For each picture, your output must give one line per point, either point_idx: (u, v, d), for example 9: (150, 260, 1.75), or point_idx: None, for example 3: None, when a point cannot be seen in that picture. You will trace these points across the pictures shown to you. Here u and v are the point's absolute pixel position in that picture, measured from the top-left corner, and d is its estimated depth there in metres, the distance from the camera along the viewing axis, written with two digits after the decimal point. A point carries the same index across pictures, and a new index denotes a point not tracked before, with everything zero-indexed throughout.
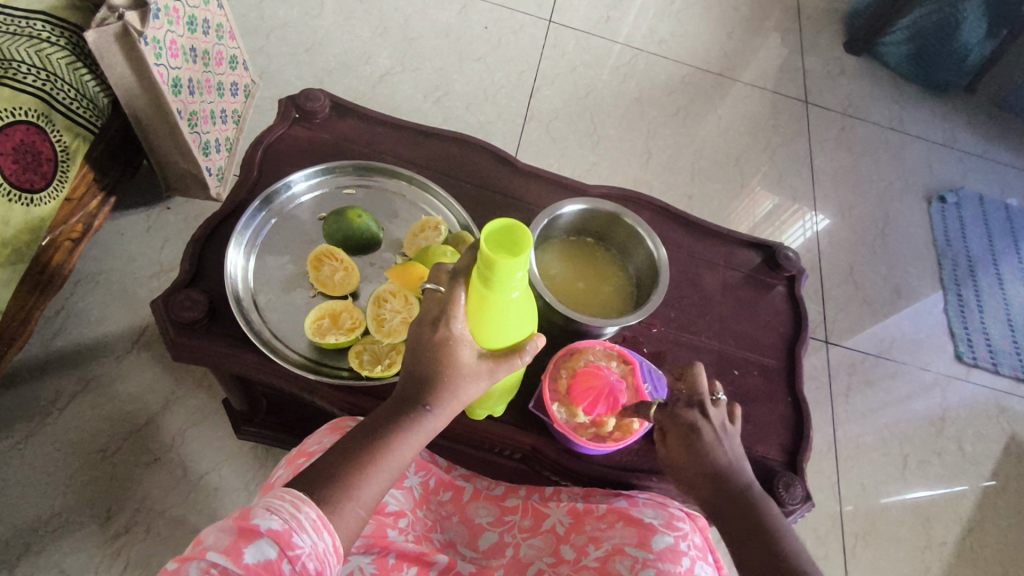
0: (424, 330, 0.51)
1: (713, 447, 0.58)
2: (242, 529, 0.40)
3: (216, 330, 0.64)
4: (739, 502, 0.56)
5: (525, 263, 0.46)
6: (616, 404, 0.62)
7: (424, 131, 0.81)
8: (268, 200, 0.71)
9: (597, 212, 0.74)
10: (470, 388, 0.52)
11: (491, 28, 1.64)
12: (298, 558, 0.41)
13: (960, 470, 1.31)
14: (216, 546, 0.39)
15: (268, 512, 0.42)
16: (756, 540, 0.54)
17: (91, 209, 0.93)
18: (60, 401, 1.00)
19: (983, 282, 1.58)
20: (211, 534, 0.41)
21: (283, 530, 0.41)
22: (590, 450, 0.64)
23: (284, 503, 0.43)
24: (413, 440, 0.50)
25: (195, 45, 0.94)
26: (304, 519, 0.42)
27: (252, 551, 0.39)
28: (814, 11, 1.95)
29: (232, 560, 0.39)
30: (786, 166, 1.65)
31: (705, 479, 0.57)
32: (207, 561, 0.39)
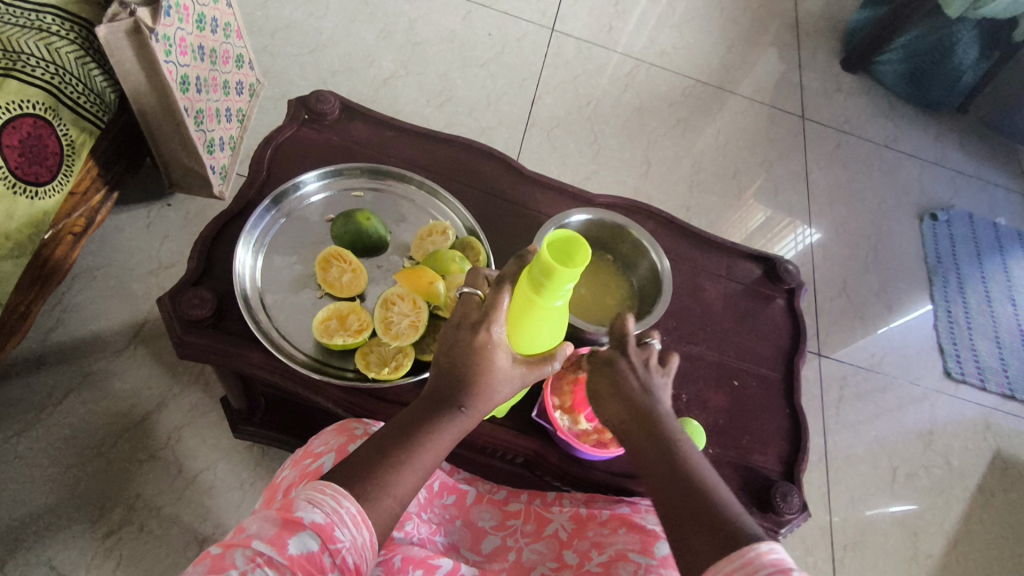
0: (463, 332, 0.51)
1: (631, 380, 0.56)
2: (287, 520, 0.40)
3: (223, 328, 0.64)
4: (650, 431, 0.54)
5: (578, 276, 0.46)
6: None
7: (434, 137, 0.82)
8: (278, 200, 0.71)
9: (604, 222, 0.75)
10: (503, 391, 0.53)
11: (494, 34, 1.65)
12: (338, 551, 0.41)
13: (947, 483, 1.33)
14: (261, 535, 0.39)
15: (310, 504, 0.42)
16: (665, 465, 0.51)
17: (94, 204, 0.93)
18: (55, 396, 0.99)
19: (972, 298, 1.61)
20: (253, 523, 0.41)
21: (325, 524, 0.41)
22: (592, 457, 0.65)
23: (325, 497, 0.43)
24: (446, 436, 0.51)
25: (204, 44, 0.94)
26: (344, 514, 0.43)
27: (296, 542, 0.40)
28: (811, 28, 1.98)
29: (277, 550, 0.39)
30: (781, 179, 1.68)
31: (616, 410, 0.56)
32: (253, 550, 0.39)
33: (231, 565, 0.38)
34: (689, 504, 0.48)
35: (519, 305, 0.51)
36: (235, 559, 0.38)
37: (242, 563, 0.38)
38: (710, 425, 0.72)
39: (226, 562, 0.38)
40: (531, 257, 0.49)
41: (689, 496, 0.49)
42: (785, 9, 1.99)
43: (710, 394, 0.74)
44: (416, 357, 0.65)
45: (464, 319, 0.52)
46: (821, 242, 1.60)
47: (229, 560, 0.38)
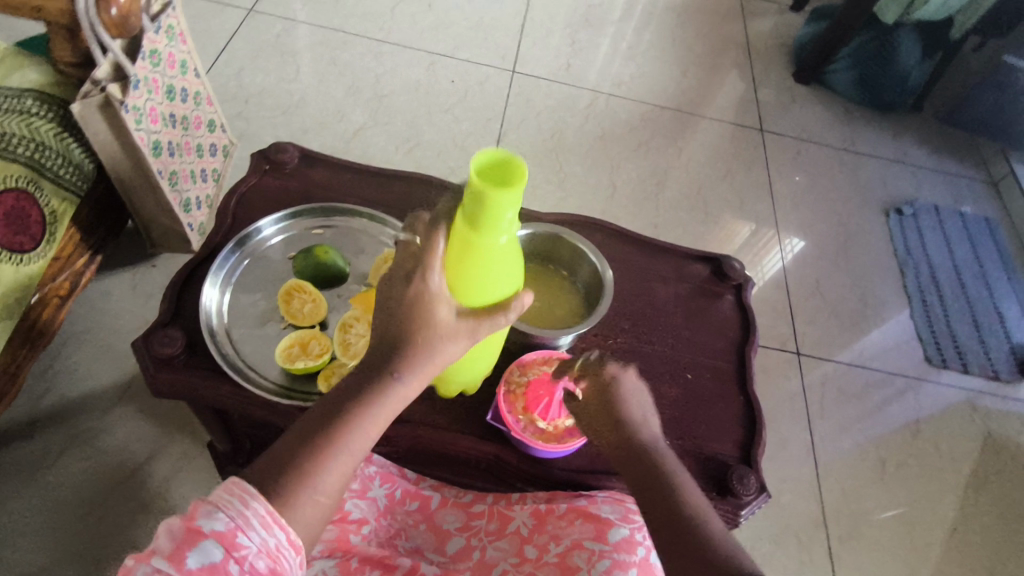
0: (397, 285, 0.54)
1: (625, 399, 0.62)
2: (185, 534, 0.44)
3: (194, 363, 0.68)
4: (636, 453, 0.60)
5: (514, 199, 0.51)
6: (571, 407, 0.68)
7: (387, 175, 0.88)
8: (240, 243, 0.76)
9: (544, 235, 0.80)
10: (446, 348, 0.55)
11: (457, 81, 1.75)
12: (244, 558, 0.45)
13: (939, 469, 1.33)
14: (162, 552, 0.43)
15: (214, 512, 0.45)
16: (653, 494, 0.57)
17: (78, 268, 0.98)
18: (50, 456, 1.03)
19: (945, 286, 1.64)
20: (160, 536, 0.45)
21: (227, 531, 0.45)
22: (549, 455, 0.67)
23: (228, 501, 0.46)
24: (370, 426, 0.54)
25: (174, 112, 1.02)
26: (251, 517, 0.46)
27: (195, 554, 0.43)
28: (762, 47, 2.08)
29: (176, 566, 0.43)
30: (746, 190, 1.73)
31: (608, 427, 0.62)
32: (153, 567, 0.43)
33: None
34: (697, 547, 0.52)
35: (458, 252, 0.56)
36: None
37: None
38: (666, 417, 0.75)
39: None
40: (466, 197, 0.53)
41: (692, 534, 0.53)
42: (735, 33, 2.10)
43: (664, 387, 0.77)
44: None
45: (393, 298, 0.54)
46: (802, 250, 1.64)
47: None
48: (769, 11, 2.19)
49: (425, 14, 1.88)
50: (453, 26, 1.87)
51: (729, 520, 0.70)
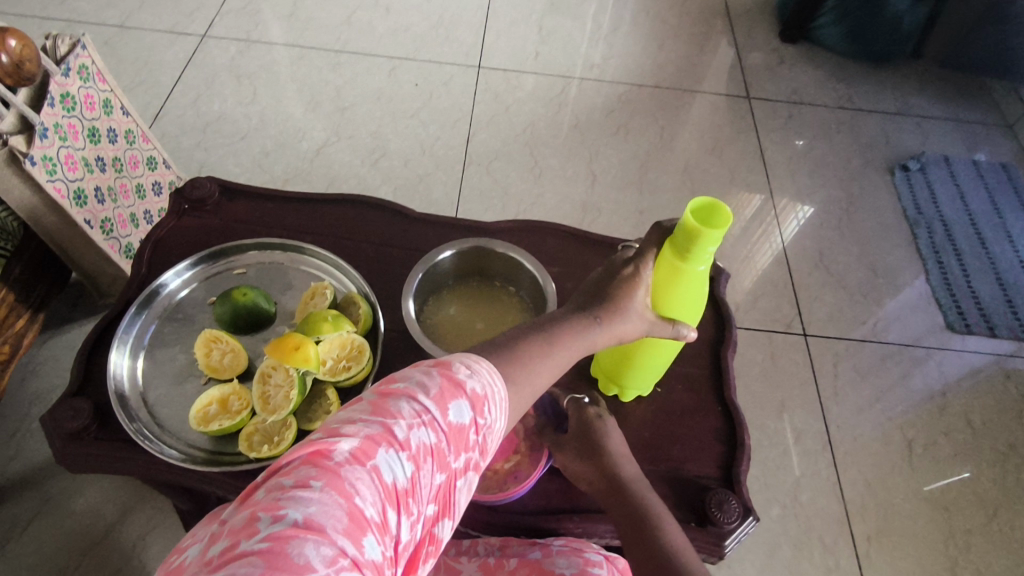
0: (613, 267, 0.55)
1: (607, 433, 0.59)
2: (449, 384, 0.43)
3: (106, 435, 0.62)
4: (620, 488, 0.56)
5: (719, 240, 0.48)
6: (512, 447, 0.64)
7: (313, 201, 0.81)
8: (146, 302, 0.70)
9: (474, 250, 0.72)
10: (629, 326, 0.54)
11: (421, 84, 1.68)
12: (482, 429, 0.44)
13: (971, 446, 1.22)
14: (427, 393, 0.42)
15: (471, 373, 0.45)
16: (640, 533, 0.53)
17: (20, 330, 0.93)
18: (19, 526, 0.99)
19: (963, 244, 1.51)
20: (412, 377, 0.43)
21: (480, 395, 0.45)
22: (500, 501, 0.61)
23: (481, 369, 0.46)
24: (584, 339, 0.53)
25: (102, 155, 0.97)
26: (495, 392, 0.46)
27: (454, 410, 0.43)
28: (742, 9, 1.96)
29: (440, 412, 0.42)
30: (737, 163, 1.63)
31: (587, 462, 0.58)
32: (420, 406, 0.41)
33: (400, 416, 0.41)
34: None
35: (661, 275, 0.54)
36: (403, 410, 0.41)
37: (409, 415, 0.41)
38: (634, 440, 0.67)
39: (392, 410, 0.41)
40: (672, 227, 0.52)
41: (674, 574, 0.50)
42: None
43: (632, 406, 0.69)
44: (300, 428, 0.62)
45: (611, 263, 0.55)
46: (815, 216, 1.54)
47: (394, 408, 0.41)
48: None
49: (383, 18, 1.82)
50: (413, 27, 1.80)
51: (711, 552, 0.62)
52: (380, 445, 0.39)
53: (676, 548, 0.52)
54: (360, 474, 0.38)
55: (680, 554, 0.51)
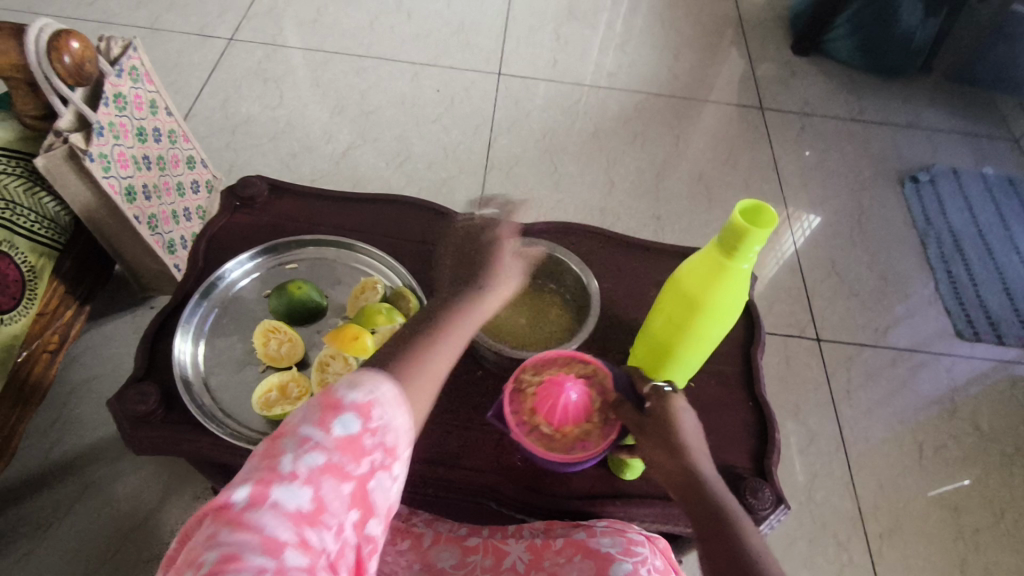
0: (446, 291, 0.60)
1: (686, 428, 0.56)
2: (328, 403, 0.41)
3: (172, 419, 0.66)
4: (699, 486, 0.53)
5: (761, 237, 0.51)
6: (585, 415, 0.61)
7: (358, 199, 0.84)
8: (207, 291, 0.73)
9: (525, 246, 0.76)
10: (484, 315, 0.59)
11: (443, 90, 1.72)
12: (377, 432, 0.42)
13: (980, 450, 1.26)
14: (308, 421, 0.41)
15: (352, 387, 0.43)
16: (719, 535, 0.50)
17: (67, 320, 0.97)
18: (61, 511, 1.03)
19: (971, 254, 1.55)
20: (298, 412, 0.42)
21: (364, 403, 0.42)
22: (560, 466, 0.62)
23: (362, 378, 0.44)
24: (462, 332, 0.56)
25: (148, 153, 1.00)
26: (385, 395, 0.44)
27: (340, 423, 0.41)
28: (756, 22, 2.01)
29: (323, 433, 0.40)
30: (751, 172, 1.67)
31: (666, 454, 0.55)
32: (301, 436, 0.40)
33: (282, 452, 0.39)
34: None
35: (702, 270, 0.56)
36: (287, 446, 0.40)
37: (293, 448, 0.40)
38: None
39: (277, 449, 0.40)
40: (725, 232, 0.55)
41: None
42: (726, 10, 2.03)
43: None
44: None
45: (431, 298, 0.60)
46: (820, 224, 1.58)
47: (280, 447, 0.40)
48: None
49: (405, 24, 1.86)
50: (434, 34, 1.84)
51: None
52: (272, 483, 0.38)
53: (760, 555, 0.48)
54: (259, 522, 0.37)
55: (767, 567, 0.47)
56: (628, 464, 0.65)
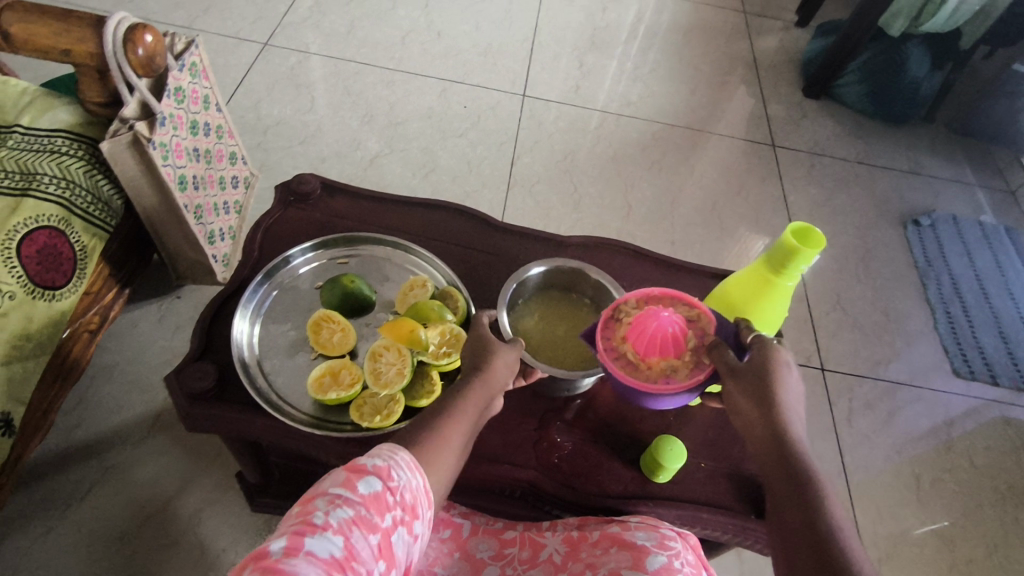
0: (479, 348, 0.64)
1: (783, 385, 0.57)
2: (352, 469, 0.49)
3: (226, 398, 0.68)
4: (784, 445, 0.55)
5: (811, 254, 0.60)
6: (680, 350, 0.63)
7: (407, 203, 0.88)
8: (268, 275, 0.77)
9: (560, 270, 0.80)
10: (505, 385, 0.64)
11: (470, 107, 1.77)
12: (396, 489, 0.50)
13: (975, 484, 1.30)
14: (335, 483, 0.48)
15: (370, 456, 0.51)
16: (796, 494, 0.52)
17: (107, 301, 0.99)
18: (80, 492, 1.03)
19: (969, 297, 1.62)
20: (324, 480, 0.49)
21: (383, 467, 0.50)
22: (645, 395, 0.64)
23: (379, 449, 0.52)
24: (479, 405, 0.60)
25: (198, 146, 1.04)
26: (399, 461, 0.51)
27: (364, 484, 0.49)
28: (769, 63, 2.10)
29: (350, 490, 0.48)
30: (762, 205, 1.73)
31: (757, 408, 0.57)
32: (331, 495, 0.47)
33: (317, 507, 0.46)
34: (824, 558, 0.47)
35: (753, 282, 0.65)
36: (319, 504, 0.47)
37: (325, 504, 0.47)
38: (699, 439, 0.73)
39: (311, 506, 0.47)
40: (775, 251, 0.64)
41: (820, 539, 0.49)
42: (742, 50, 2.11)
43: (695, 408, 0.76)
44: (406, 404, 0.69)
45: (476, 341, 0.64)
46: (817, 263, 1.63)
47: (313, 505, 0.47)
48: (774, 28, 2.21)
49: (435, 42, 1.92)
50: (462, 53, 1.90)
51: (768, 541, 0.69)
52: (306, 534, 0.45)
53: (834, 518, 0.50)
54: (300, 563, 0.43)
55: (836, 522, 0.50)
56: (662, 467, 0.68)
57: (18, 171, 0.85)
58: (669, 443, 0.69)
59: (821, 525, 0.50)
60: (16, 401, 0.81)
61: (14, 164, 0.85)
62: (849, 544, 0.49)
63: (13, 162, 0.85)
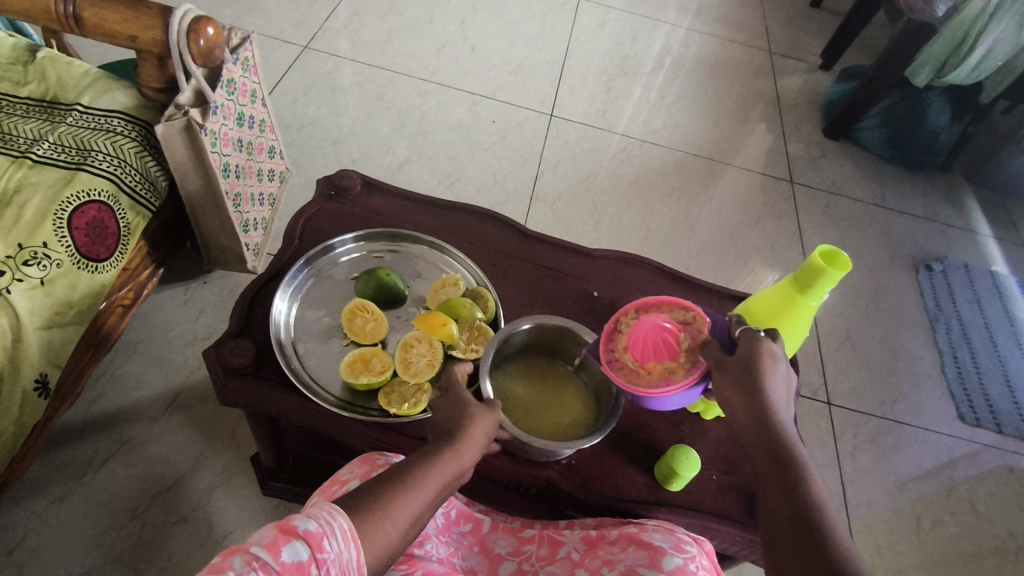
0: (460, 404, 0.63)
1: (771, 375, 0.60)
2: (281, 530, 0.45)
3: (261, 375, 0.71)
4: (771, 430, 0.58)
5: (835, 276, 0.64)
6: (675, 352, 0.66)
7: (444, 206, 0.92)
8: (310, 261, 0.81)
9: (546, 327, 0.76)
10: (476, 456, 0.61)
11: (498, 122, 1.82)
12: (324, 562, 0.45)
13: (974, 529, 1.31)
14: (259, 541, 0.44)
15: (306, 517, 0.47)
16: (781, 476, 0.55)
17: (142, 280, 1.02)
18: (96, 463, 1.05)
19: (977, 344, 1.63)
20: (250, 533, 0.45)
21: (316, 533, 0.46)
22: (648, 399, 0.66)
23: (319, 512, 0.48)
24: (441, 477, 0.56)
25: (242, 137, 1.08)
26: (336, 528, 0.47)
27: (288, 550, 0.44)
28: (792, 102, 2.14)
29: (271, 555, 0.43)
30: (777, 239, 1.76)
31: (744, 396, 0.59)
32: (250, 554, 0.43)
33: (229, 567, 0.42)
34: (808, 536, 0.51)
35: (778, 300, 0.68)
36: (233, 562, 0.43)
37: (239, 565, 0.42)
38: (712, 453, 0.75)
39: (225, 564, 0.42)
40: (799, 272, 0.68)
41: (806, 521, 0.52)
42: (766, 88, 2.16)
43: (711, 424, 0.78)
44: (434, 395, 0.71)
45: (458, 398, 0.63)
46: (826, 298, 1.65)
47: (227, 563, 0.43)
48: (799, 69, 2.26)
49: (468, 57, 1.97)
50: (494, 69, 1.96)
51: None
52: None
53: (816, 498, 0.54)
54: None
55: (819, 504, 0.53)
56: (676, 475, 0.70)
57: (73, 146, 0.89)
58: (684, 453, 0.71)
59: (805, 502, 0.53)
60: (55, 365, 0.85)
61: (71, 140, 0.89)
62: (833, 524, 0.52)
63: (70, 138, 0.89)
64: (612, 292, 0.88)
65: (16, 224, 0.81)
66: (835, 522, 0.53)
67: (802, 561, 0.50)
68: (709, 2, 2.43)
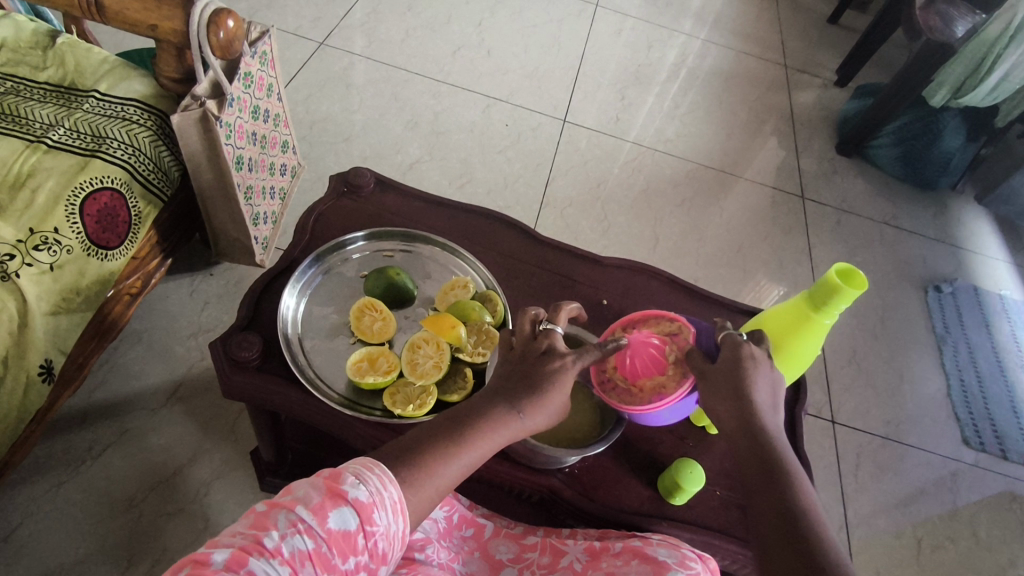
0: (531, 359, 0.62)
1: (754, 376, 0.60)
2: (331, 496, 0.46)
3: (267, 370, 0.70)
4: (756, 433, 0.58)
5: (851, 296, 0.64)
6: (662, 366, 0.66)
7: (455, 207, 0.91)
8: (320, 257, 0.81)
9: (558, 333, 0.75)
10: (534, 420, 0.60)
11: (511, 125, 1.82)
12: (372, 534, 0.47)
13: (975, 555, 1.29)
14: (307, 502, 0.45)
15: (358, 482, 0.47)
16: (769, 479, 0.56)
17: (151, 269, 1.02)
18: (96, 450, 1.05)
19: (984, 368, 1.62)
20: (300, 486, 0.47)
21: (367, 503, 0.47)
22: (641, 413, 0.68)
23: (372, 476, 0.49)
24: (491, 442, 0.58)
25: (256, 130, 1.08)
26: (386, 498, 0.48)
27: (336, 518, 0.45)
28: (806, 117, 2.14)
29: (318, 521, 0.45)
30: (786, 254, 1.75)
31: (731, 401, 0.60)
32: (297, 515, 0.45)
33: (274, 526, 0.44)
34: (794, 543, 0.52)
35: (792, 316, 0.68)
36: (279, 521, 0.44)
37: (284, 525, 0.44)
38: (717, 467, 0.74)
39: (271, 520, 0.44)
40: (815, 290, 0.67)
41: (792, 525, 0.53)
42: (781, 102, 2.16)
43: (717, 438, 0.77)
44: (439, 397, 0.71)
45: (528, 349, 0.63)
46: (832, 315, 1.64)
47: (273, 519, 0.45)
48: (813, 84, 2.25)
49: (484, 59, 1.97)
50: (509, 73, 1.96)
51: None
52: (251, 553, 0.42)
53: (806, 503, 0.54)
54: None
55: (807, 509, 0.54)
56: (681, 489, 0.69)
57: (88, 133, 0.89)
58: (691, 467, 0.69)
59: (794, 508, 0.54)
60: (59, 351, 0.85)
61: (86, 126, 0.89)
62: (819, 526, 0.53)
63: (85, 124, 0.89)
64: (622, 301, 0.88)
65: (28, 209, 0.81)
66: (826, 527, 0.53)
67: (792, 568, 0.50)
68: (727, 14, 2.43)
